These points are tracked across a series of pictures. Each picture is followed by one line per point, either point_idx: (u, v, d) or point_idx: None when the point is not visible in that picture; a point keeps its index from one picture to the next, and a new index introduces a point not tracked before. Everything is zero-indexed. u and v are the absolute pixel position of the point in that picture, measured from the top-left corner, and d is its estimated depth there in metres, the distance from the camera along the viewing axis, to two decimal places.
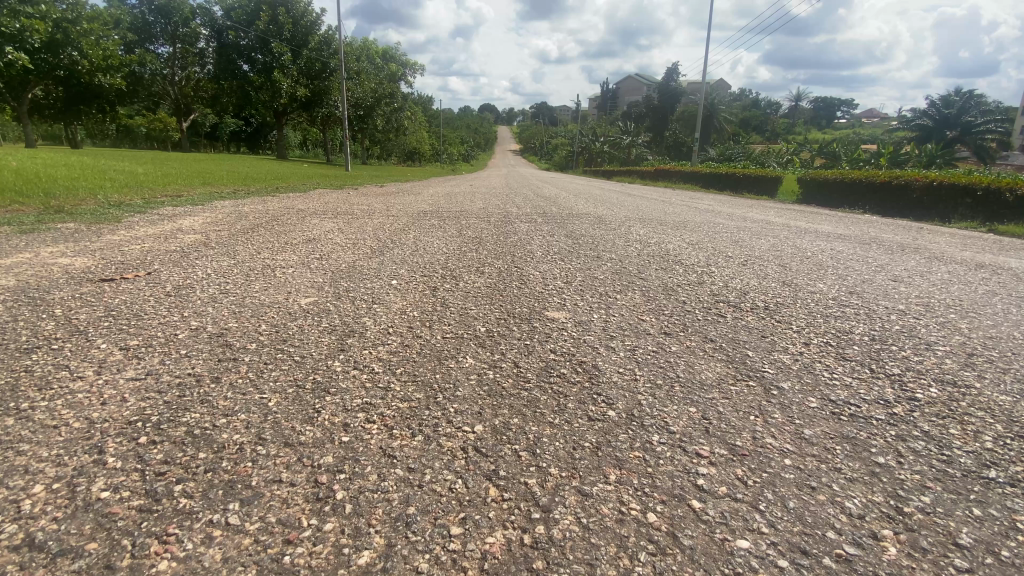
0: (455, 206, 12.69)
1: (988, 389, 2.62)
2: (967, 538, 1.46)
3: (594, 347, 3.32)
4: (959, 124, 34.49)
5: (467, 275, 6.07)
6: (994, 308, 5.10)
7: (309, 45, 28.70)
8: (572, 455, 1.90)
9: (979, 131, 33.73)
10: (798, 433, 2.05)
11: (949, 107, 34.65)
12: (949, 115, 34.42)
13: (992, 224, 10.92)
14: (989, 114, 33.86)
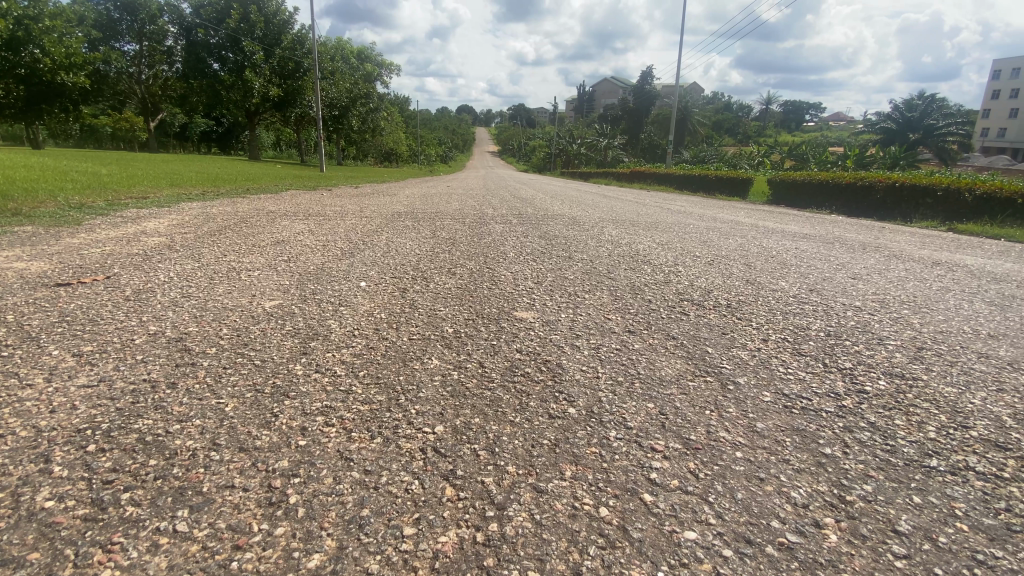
0: (428, 207, 12.65)
1: (932, 380, 2.73)
2: (905, 524, 1.50)
3: (560, 345, 3.35)
4: (920, 127, 35.82)
5: (437, 275, 6.06)
6: (945, 303, 5.32)
7: (282, 44, 28.21)
8: (530, 453, 1.91)
9: (939, 134, 35.07)
10: (751, 427, 2.11)
11: (910, 111, 35.94)
12: (911, 119, 35.72)
13: (950, 223, 11.36)
14: (949, 117, 35.22)
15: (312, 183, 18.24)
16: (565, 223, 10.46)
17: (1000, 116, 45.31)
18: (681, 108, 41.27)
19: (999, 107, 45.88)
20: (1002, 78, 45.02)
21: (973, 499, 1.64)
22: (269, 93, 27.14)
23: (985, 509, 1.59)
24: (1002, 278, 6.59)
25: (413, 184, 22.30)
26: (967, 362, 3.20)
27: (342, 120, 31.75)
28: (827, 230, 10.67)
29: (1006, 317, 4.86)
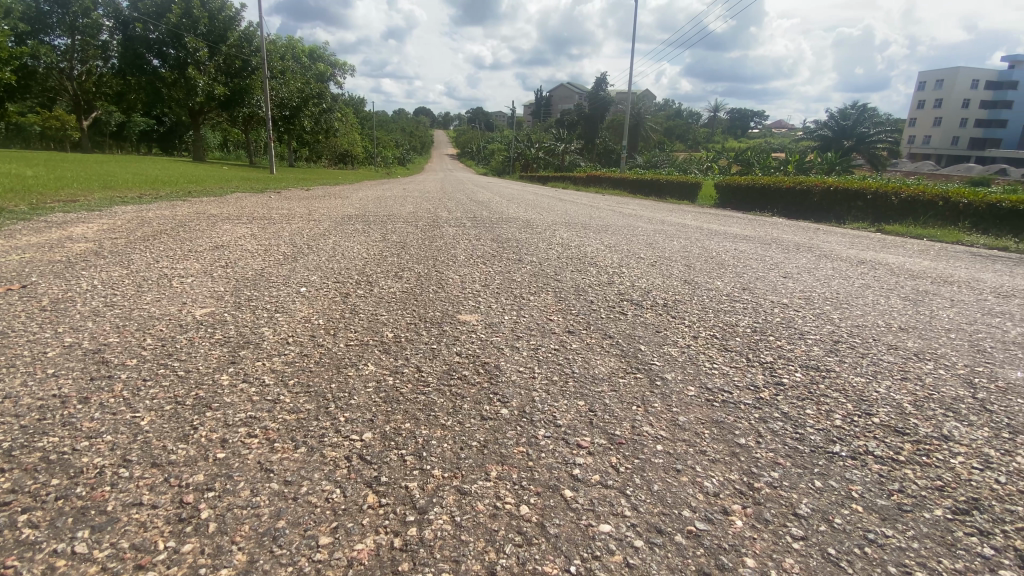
0: (380, 210, 12.44)
1: (843, 372, 2.90)
2: (806, 507, 1.58)
3: (499, 347, 3.36)
4: (854, 134, 38.06)
5: (383, 280, 5.96)
6: (864, 299, 5.68)
7: (229, 41, 27.24)
8: (457, 455, 1.90)
9: (872, 141, 37.52)
10: (673, 421, 2.21)
11: (845, 119, 38.11)
12: (846, 127, 37.95)
13: (879, 224, 12.18)
14: (879, 125, 37.67)
15: (260, 184, 17.57)
16: (518, 226, 10.52)
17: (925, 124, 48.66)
18: (634, 114, 42.23)
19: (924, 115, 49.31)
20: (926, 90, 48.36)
21: (869, 480, 1.75)
22: (214, 92, 25.99)
23: (878, 489, 1.70)
24: (919, 275, 7.12)
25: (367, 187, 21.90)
26: (877, 353, 3.43)
27: (293, 121, 30.72)
28: (767, 232, 11.19)
29: (918, 311, 5.24)
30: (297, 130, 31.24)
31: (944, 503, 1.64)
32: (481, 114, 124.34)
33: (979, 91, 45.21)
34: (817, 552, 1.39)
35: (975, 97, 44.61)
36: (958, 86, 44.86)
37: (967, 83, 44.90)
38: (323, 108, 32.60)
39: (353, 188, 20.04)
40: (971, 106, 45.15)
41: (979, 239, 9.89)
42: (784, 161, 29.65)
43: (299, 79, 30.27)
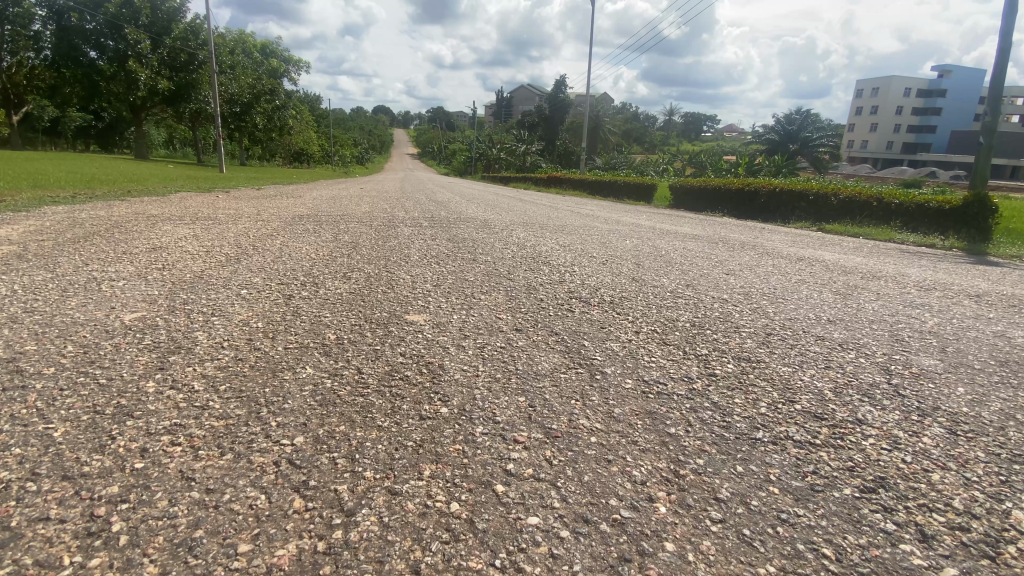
0: (334, 210, 12.14)
1: (772, 363, 3.04)
2: (726, 492, 1.65)
3: (445, 346, 3.33)
4: (799, 138, 39.92)
5: (330, 281, 5.82)
6: (800, 294, 5.97)
7: (173, 33, 25.80)
8: (391, 455, 1.86)
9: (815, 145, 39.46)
10: (609, 413, 2.26)
11: (790, 124, 39.98)
12: (791, 131, 39.77)
13: (820, 223, 12.83)
14: (822, 130, 39.66)
15: (206, 184, 16.79)
16: (475, 227, 10.49)
17: (863, 129, 51.63)
18: (591, 116, 42.82)
19: (862, 121, 52.36)
20: (864, 97, 51.47)
21: (786, 463, 1.84)
22: (157, 86, 24.62)
23: (793, 471, 1.79)
24: (852, 271, 7.53)
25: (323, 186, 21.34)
26: (805, 345, 3.62)
27: (243, 118, 29.46)
28: (715, 231, 11.59)
29: (847, 304, 5.55)
30: (248, 127, 30.02)
31: (854, 482, 1.73)
32: (439, 113, 123.18)
33: (911, 99, 48.29)
34: (732, 534, 1.45)
35: (907, 104, 47.59)
36: (891, 93, 48.20)
37: (900, 90, 48.01)
38: (275, 105, 31.39)
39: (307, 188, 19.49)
40: (903, 112, 48.22)
41: (909, 238, 10.56)
42: (734, 164, 30.77)
43: (250, 75, 29.16)
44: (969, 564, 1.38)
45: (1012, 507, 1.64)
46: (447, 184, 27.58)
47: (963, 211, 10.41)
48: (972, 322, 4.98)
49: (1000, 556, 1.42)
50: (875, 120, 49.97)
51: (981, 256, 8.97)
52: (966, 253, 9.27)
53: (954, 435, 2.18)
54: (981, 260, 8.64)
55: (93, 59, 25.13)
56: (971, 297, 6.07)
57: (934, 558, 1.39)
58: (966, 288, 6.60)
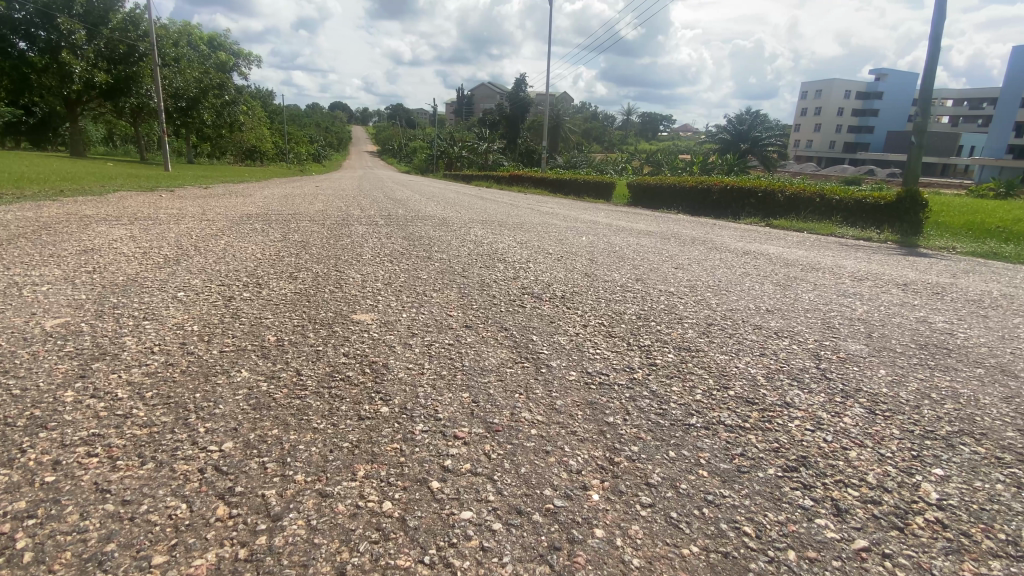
0: (285, 209, 11.74)
1: (711, 352, 3.14)
2: (657, 476, 1.70)
3: (391, 345, 3.23)
4: (749, 138, 41.38)
5: (275, 281, 5.62)
6: (742, 286, 6.19)
7: (110, 24, 24.23)
8: (325, 457, 1.80)
9: (764, 144, 41.04)
10: (551, 405, 2.28)
11: (740, 124, 41.41)
12: (742, 131, 41.19)
13: (769, 219, 13.36)
14: (770, 130, 41.28)
15: (148, 183, 15.91)
16: (432, 224, 10.37)
17: (808, 129, 53.97)
18: (552, 115, 43.06)
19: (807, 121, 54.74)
20: (808, 98, 53.90)
21: (716, 447, 1.91)
22: (94, 80, 22.80)
23: (723, 454, 1.85)
24: (792, 263, 7.87)
25: (275, 184, 20.61)
26: (743, 333, 3.75)
27: (190, 113, 27.96)
28: (668, 227, 11.88)
29: (786, 295, 5.80)
30: (195, 124, 28.54)
31: (778, 462, 1.81)
32: (398, 110, 120.55)
33: (850, 100, 50.89)
34: (661, 517, 1.49)
35: (847, 105, 50.12)
36: (833, 95, 50.70)
37: (841, 92, 50.47)
38: (225, 101, 29.97)
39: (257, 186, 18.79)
40: (844, 113, 50.73)
41: (848, 232, 11.12)
42: (689, 164, 31.57)
43: (197, 68, 27.57)
44: (878, 535, 1.46)
45: (920, 479, 1.75)
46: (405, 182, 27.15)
47: (897, 206, 11.03)
48: (898, 309, 5.30)
49: (907, 526, 1.50)
50: (819, 120, 52.34)
51: (912, 249, 9.54)
52: (900, 246, 9.84)
53: (873, 414, 2.31)
54: (911, 252, 9.18)
55: (22, 50, 23.46)
56: (899, 286, 6.45)
57: (847, 530, 1.47)
58: (895, 278, 7.00)
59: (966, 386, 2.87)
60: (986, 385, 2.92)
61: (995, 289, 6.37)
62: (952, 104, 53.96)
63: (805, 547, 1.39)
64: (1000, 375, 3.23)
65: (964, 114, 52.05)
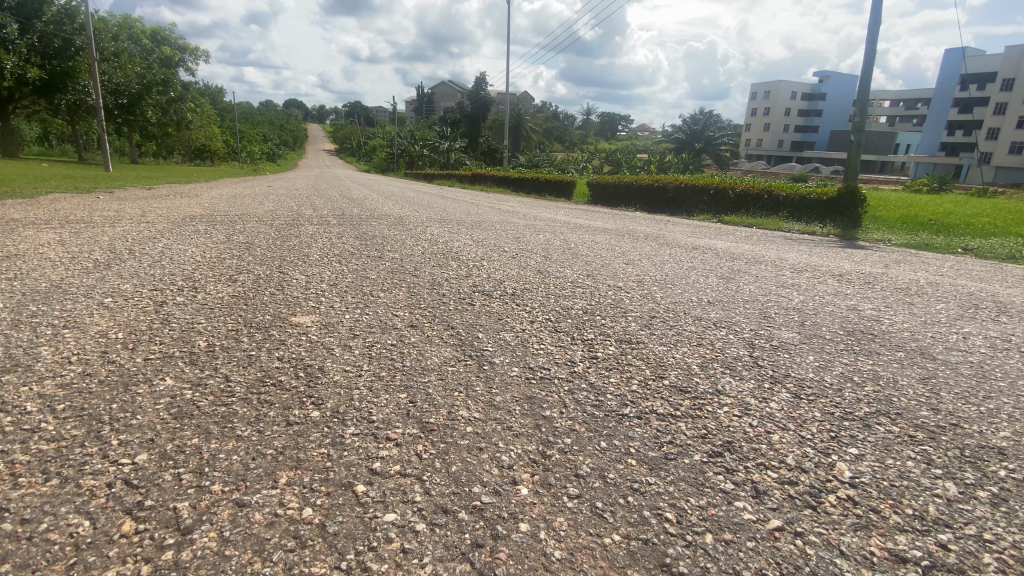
0: (232, 208, 11.29)
1: (651, 343, 3.21)
2: (586, 468, 1.72)
3: (330, 347, 3.10)
4: (703, 138, 42.60)
5: (212, 284, 5.38)
6: (689, 280, 6.37)
7: (43, 17, 22.49)
8: (246, 466, 1.72)
9: (718, 143, 42.32)
10: (490, 401, 2.27)
11: (695, 124, 42.60)
12: (696, 131, 42.36)
13: (721, 216, 13.77)
14: (722, 130, 42.64)
15: (82, 183, 14.95)
16: (387, 224, 10.16)
17: (757, 128, 56.03)
18: (513, 115, 43.02)
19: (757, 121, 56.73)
20: (757, 98, 55.98)
21: (646, 436, 1.95)
22: (26, 75, 20.96)
23: (652, 443, 1.90)
24: (738, 257, 8.14)
25: (223, 184, 19.78)
26: (683, 325, 3.85)
27: (133, 111, 26.30)
28: (621, 224, 12.09)
29: (729, 287, 5.99)
30: (138, 121, 26.90)
31: (703, 449, 1.86)
32: (355, 107, 117.35)
33: (796, 101, 53.20)
34: (586, 508, 1.50)
35: (794, 106, 52.40)
36: (780, 95, 52.83)
37: (788, 93, 52.63)
38: (171, 97, 28.38)
39: (204, 186, 17.99)
40: (791, 113, 52.98)
41: (793, 226, 11.61)
42: (647, 163, 32.16)
43: (138, 63, 25.96)
44: (792, 514, 1.52)
45: (835, 458, 1.83)
46: (361, 181, 26.55)
47: (838, 202, 11.60)
48: (831, 298, 5.57)
49: (820, 504, 1.57)
50: (767, 120, 54.36)
51: (852, 242, 10.05)
52: (840, 239, 10.35)
53: (798, 398, 2.41)
54: (850, 245, 9.67)
55: None
56: (835, 277, 6.79)
57: (763, 511, 1.52)
58: (831, 269, 7.35)
59: (886, 368, 3.04)
60: (904, 367, 3.10)
61: (921, 278, 6.79)
62: (889, 104, 57.06)
63: (722, 530, 1.43)
64: (918, 357, 3.44)
65: (899, 114, 55.24)
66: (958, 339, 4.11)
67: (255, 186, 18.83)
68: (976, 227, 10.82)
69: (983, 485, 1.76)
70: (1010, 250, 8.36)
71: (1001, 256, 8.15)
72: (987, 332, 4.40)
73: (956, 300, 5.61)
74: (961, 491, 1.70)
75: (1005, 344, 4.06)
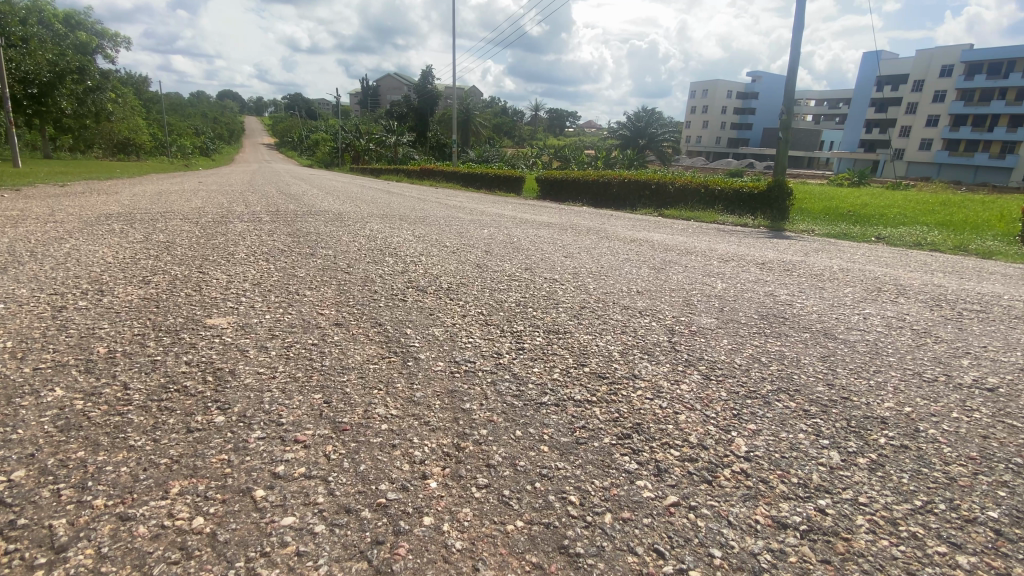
0: (155, 206, 10.52)
1: (577, 333, 3.27)
2: (499, 457, 1.74)
3: (244, 349, 2.93)
4: (646, 135, 43.92)
5: (122, 286, 5.02)
6: (622, 271, 6.55)
7: None
8: (135, 478, 1.61)
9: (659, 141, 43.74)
10: (409, 397, 2.24)
11: (638, 121, 43.80)
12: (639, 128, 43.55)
13: (662, 210, 14.19)
14: (663, 127, 44.07)
15: None
16: (325, 220, 9.80)
17: (694, 125, 58.37)
18: (460, 110, 42.59)
19: (696, 118, 58.80)
20: (694, 96, 58.23)
21: (561, 423, 1.99)
22: None
23: (565, 428, 1.94)
24: (673, 249, 8.42)
25: (146, 181, 18.44)
26: (610, 314, 3.96)
27: (43, 101, 23.97)
28: (565, 218, 12.23)
29: (660, 277, 6.20)
30: (51, 112, 24.54)
31: (614, 431, 1.92)
32: (295, 100, 112.29)
33: (731, 100, 55.73)
34: (493, 497, 1.52)
35: (728, 104, 54.91)
36: (716, 94, 55.17)
37: (723, 92, 55.03)
38: (88, 87, 26.15)
39: (125, 183, 16.66)
40: (726, 112, 55.48)
41: (728, 219, 12.16)
42: (594, 159, 32.72)
43: (51, 49, 23.57)
44: (689, 490, 1.59)
45: (734, 435, 1.94)
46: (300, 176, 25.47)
47: (768, 195, 12.27)
48: (751, 285, 5.89)
49: (715, 479, 1.65)
50: (704, 117, 56.63)
51: (779, 233, 10.63)
52: (769, 230, 10.93)
53: (707, 379, 2.53)
54: (778, 236, 10.21)
55: None
56: (757, 265, 7.18)
57: (662, 489, 1.58)
58: (756, 258, 7.76)
59: (790, 349, 3.24)
60: (808, 347, 3.32)
61: (834, 264, 7.31)
62: (813, 104, 60.62)
63: (621, 509, 1.48)
64: (821, 338, 3.71)
65: (823, 113, 58.86)
66: (859, 320, 4.45)
67: (182, 182, 17.66)
68: (888, 217, 11.70)
69: (863, 453, 1.91)
70: (916, 238, 9.11)
71: (909, 244, 8.89)
72: (885, 312, 4.80)
73: (861, 284, 6.07)
74: (843, 459, 1.84)
75: (898, 323, 4.44)
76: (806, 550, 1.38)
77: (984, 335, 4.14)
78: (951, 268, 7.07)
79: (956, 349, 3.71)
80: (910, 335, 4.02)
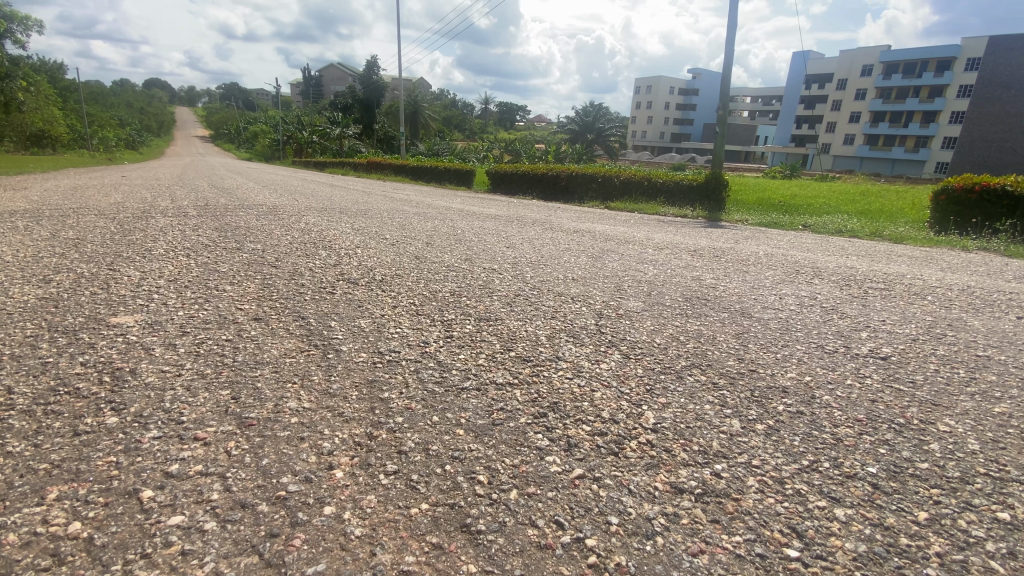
0: (68, 202, 9.67)
1: (507, 319, 3.28)
2: (412, 443, 1.72)
3: (150, 347, 2.75)
4: (594, 129, 44.62)
5: (17, 286, 4.56)
6: (560, 260, 6.63)
7: None
8: (9, 484, 1.48)
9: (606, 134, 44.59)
10: (325, 389, 2.17)
11: (586, 115, 44.51)
12: (587, 123, 44.18)
13: (607, 202, 14.45)
14: (609, 121, 44.93)
15: None
16: (259, 214, 9.32)
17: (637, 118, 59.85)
18: (407, 102, 41.67)
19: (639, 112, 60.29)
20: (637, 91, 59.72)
21: (479, 407, 1.99)
22: None
23: (483, 412, 1.94)
24: (612, 238, 8.61)
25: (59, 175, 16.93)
26: (542, 301, 4.01)
27: None
28: (514, 211, 12.24)
29: (597, 265, 6.32)
30: None
31: (530, 411, 1.95)
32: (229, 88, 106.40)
33: (672, 95, 57.56)
34: (401, 483, 1.51)
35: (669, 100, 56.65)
36: (659, 90, 56.82)
37: (665, 87, 56.71)
38: None
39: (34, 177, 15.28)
40: (668, 106, 57.23)
41: (669, 210, 12.56)
42: (543, 153, 32.99)
43: None
44: (595, 462, 1.64)
45: (644, 408, 2.01)
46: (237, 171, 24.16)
47: (706, 186, 12.77)
48: (680, 270, 6.12)
49: (621, 451, 1.71)
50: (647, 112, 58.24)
51: (715, 222, 11.08)
52: (707, 220, 11.38)
53: (627, 358, 2.61)
54: (714, 225, 10.65)
55: None
56: (689, 252, 7.45)
57: (569, 463, 1.62)
58: (690, 245, 8.07)
59: (708, 327, 3.39)
60: (724, 325, 3.49)
61: (760, 250, 7.70)
62: (747, 101, 63.54)
63: (527, 485, 1.51)
64: (737, 316, 3.92)
65: (757, 108, 61.81)
66: (775, 299, 4.73)
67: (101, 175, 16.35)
68: (814, 207, 12.45)
69: (761, 419, 2.03)
70: (838, 225, 9.76)
71: (831, 231, 9.51)
72: (800, 292, 5.11)
73: (783, 268, 6.43)
74: (743, 425, 1.95)
75: (811, 301, 4.73)
76: (698, 512, 1.46)
77: (884, 310, 4.48)
78: (863, 252, 7.60)
79: (858, 323, 4.00)
80: (819, 312, 4.31)
